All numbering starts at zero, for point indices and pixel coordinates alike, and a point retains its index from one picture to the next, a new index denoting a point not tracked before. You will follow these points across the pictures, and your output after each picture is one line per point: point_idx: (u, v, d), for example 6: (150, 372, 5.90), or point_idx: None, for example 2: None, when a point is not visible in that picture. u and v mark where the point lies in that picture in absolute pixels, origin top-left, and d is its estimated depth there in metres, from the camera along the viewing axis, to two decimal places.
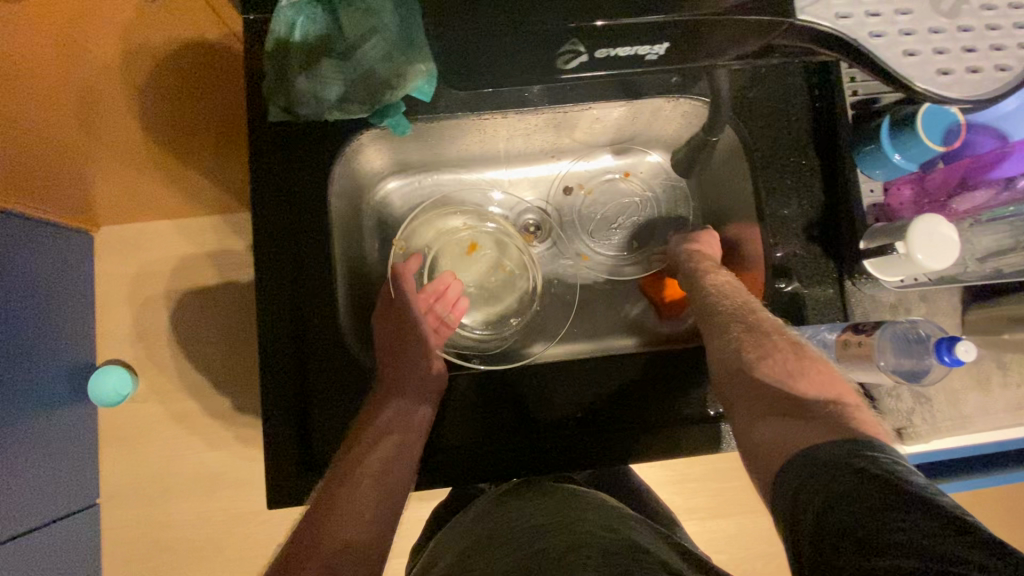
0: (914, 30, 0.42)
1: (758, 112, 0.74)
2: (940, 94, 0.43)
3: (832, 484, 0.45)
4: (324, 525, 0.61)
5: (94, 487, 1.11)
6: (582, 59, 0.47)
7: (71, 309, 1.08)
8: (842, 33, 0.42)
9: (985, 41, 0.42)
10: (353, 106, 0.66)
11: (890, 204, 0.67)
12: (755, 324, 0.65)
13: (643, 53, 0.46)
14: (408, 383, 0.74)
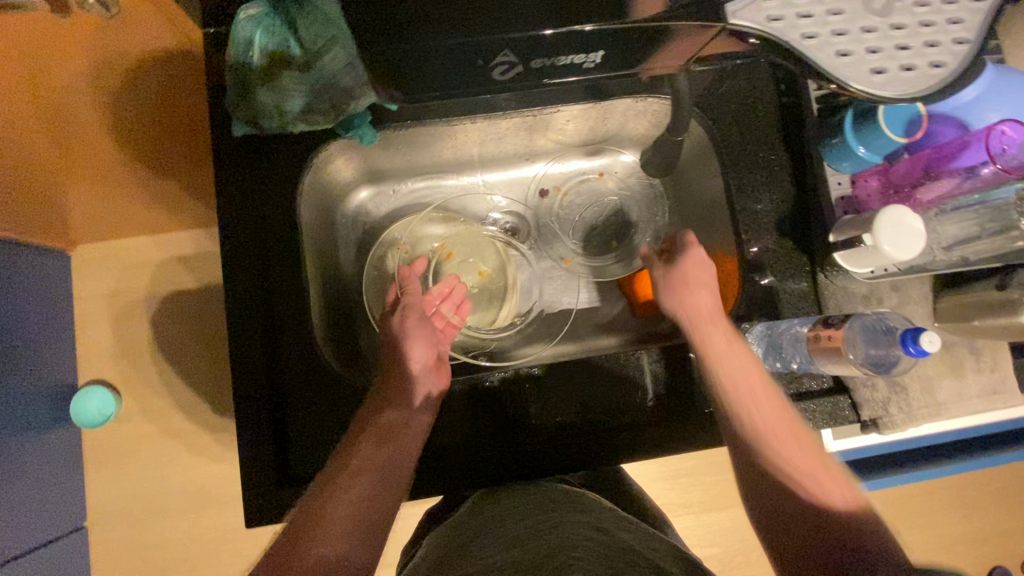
0: (846, 30, 0.40)
1: (726, 109, 0.74)
2: (875, 94, 0.40)
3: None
4: (298, 540, 0.54)
5: (80, 511, 1.09)
6: (517, 71, 0.42)
7: (49, 332, 1.06)
8: (772, 35, 0.40)
9: (919, 38, 0.40)
10: (319, 117, 0.67)
11: (857, 196, 0.69)
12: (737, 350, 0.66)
13: (580, 62, 0.42)
14: (408, 388, 0.69)
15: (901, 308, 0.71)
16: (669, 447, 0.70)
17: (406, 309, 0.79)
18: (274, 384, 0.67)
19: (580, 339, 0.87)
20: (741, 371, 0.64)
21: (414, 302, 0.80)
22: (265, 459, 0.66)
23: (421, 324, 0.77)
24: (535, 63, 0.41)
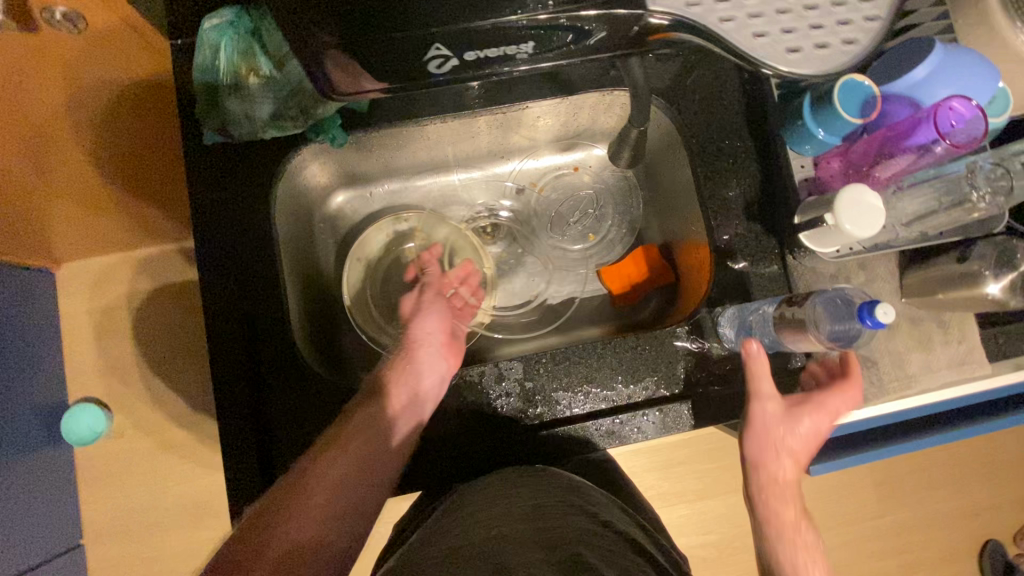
0: (761, 13, 0.41)
1: (691, 99, 0.76)
2: (796, 73, 0.41)
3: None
4: (283, 510, 0.58)
5: (76, 528, 1.09)
6: (454, 63, 0.42)
7: (37, 350, 1.07)
8: (693, 21, 0.40)
9: (832, 17, 0.41)
10: (286, 122, 0.70)
11: (822, 177, 0.70)
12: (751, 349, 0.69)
13: (512, 53, 0.41)
14: (414, 371, 0.72)
15: (869, 285, 0.73)
16: (650, 432, 0.71)
17: (422, 287, 0.84)
18: (255, 390, 0.68)
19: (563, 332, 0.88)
20: (775, 434, 0.65)
21: (433, 285, 0.85)
22: (250, 465, 0.66)
23: (437, 300, 0.82)
24: (466, 54, 0.41)
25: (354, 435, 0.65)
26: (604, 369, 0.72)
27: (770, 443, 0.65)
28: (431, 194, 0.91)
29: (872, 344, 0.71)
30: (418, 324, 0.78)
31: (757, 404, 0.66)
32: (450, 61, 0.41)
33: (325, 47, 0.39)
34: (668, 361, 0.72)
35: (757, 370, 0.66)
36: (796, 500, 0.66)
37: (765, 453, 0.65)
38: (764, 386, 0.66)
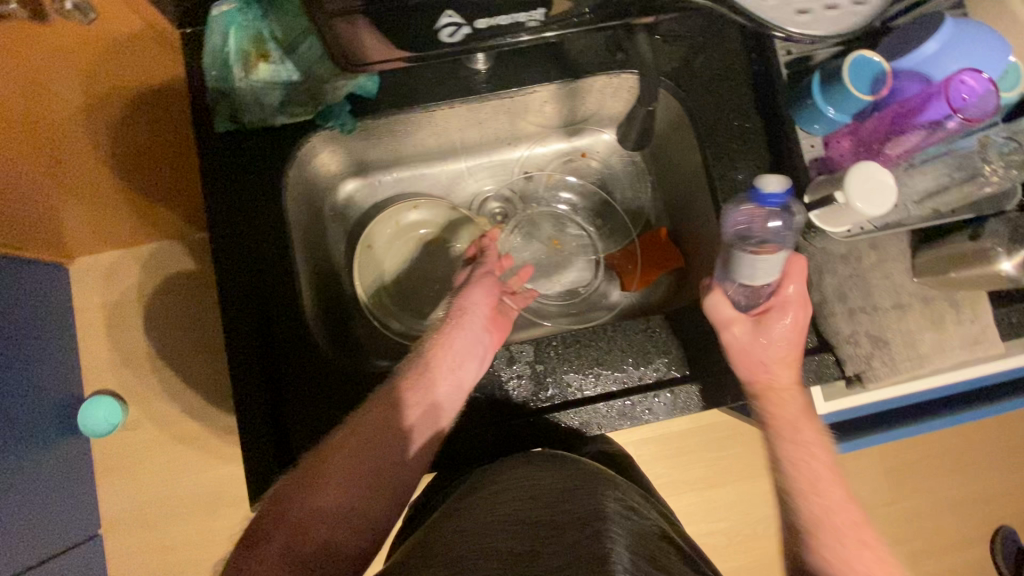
0: None
1: (699, 80, 0.75)
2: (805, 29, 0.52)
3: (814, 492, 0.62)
4: (298, 492, 0.56)
5: (94, 517, 1.11)
6: (466, 31, 0.49)
7: (55, 342, 1.09)
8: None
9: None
10: (295, 109, 0.72)
11: (831, 157, 0.70)
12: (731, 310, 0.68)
13: (524, 21, 0.49)
14: (461, 352, 0.67)
15: (881, 265, 0.72)
16: (661, 414, 0.71)
17: (476, 264, 0.79)
18: (270, 374, 0.69)
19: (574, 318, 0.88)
20: (753, 347, 0.66)
21: (486, 263, 0.79)
22: (265, 449, 0.67)
23: (490, 275, 0.77)
24: (480, 23, 0.48)
25: (399, 410, 0.62)
26: (614, 351, 0.72)
27: (755, 359, 0.66)
28: (440, 181, 0.92)
29: (884, 325, 0.71)
30: (462, 300, 0.73)
31: (724, 328, 0.67)
32: (463, 28, 0.48)
33: (340, 8, 0.44)
34: (678, 343, 0.73)
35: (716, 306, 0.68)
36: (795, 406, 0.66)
37: (755, 372, 0.66)
38: (723, 310, 0.67)
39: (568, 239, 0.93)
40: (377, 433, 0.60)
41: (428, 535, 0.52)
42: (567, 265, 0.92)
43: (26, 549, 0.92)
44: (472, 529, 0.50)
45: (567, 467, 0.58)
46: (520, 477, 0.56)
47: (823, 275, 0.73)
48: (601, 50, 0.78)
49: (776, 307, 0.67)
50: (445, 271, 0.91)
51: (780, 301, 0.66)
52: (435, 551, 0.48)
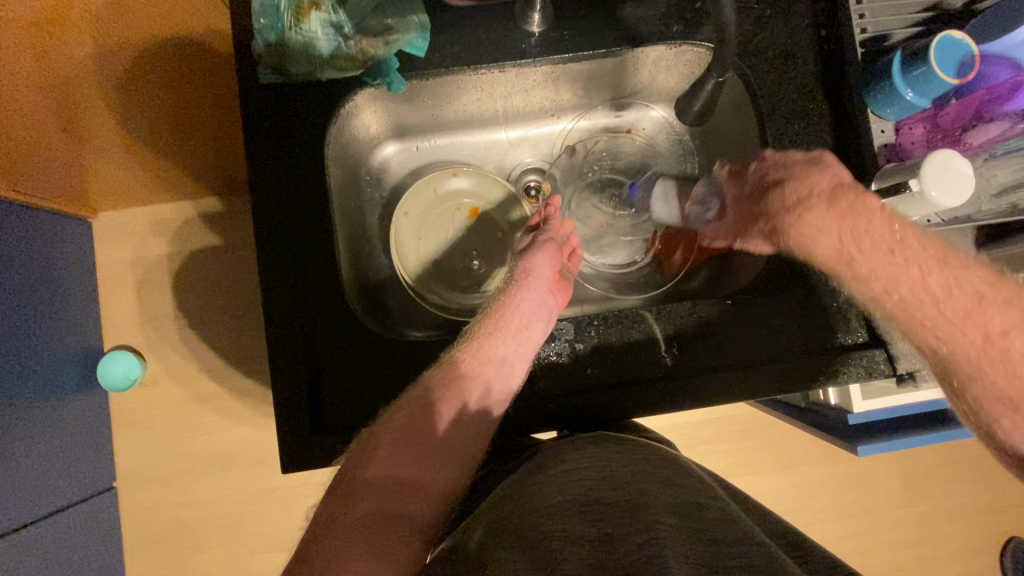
0: None
1: (763, 56, 0.71)
2: None
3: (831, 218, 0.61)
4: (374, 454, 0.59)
5: (109, 471, 1.11)
6: None
7: (75, 295, 1.08)
8: None
9: None
10: (344, 62, 0.70)
11: (902, 143, 0.67)
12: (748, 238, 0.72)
13: None
14: (523, 314, 0.70)
15: None
16: (702, 401, 0.69)
17: (537, 231, 0.80)
18: (304, 339, 0.67)
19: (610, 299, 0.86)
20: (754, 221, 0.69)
21: (548, 231, 0.78)
22: (295, 412, 0.66)
23: (551, 241, 0.77)
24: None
25: (468, 374, 0.66)
26: (657, 335, 0.70)
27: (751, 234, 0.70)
28: (478, 151, 0.88)
29: None
30: (526, 263, 0.75)
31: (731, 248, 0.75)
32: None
33: None
34: (723, 330, 0.71)
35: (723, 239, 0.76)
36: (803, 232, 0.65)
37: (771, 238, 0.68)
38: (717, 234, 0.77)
39: (604, 215, 0.89)
40: (444, 396, 0.64)
41: (493, 519, 0.53)
42: (604, 242, 0.88)
43: (32, 501, 0.92)
44: (541, 514, 0.51)
45: (613, 454, 0.60)
46: (584, 465, 0.57)
47: None
48: (659, 20, 0.74)
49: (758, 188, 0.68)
50: (490, 247, 0.88)
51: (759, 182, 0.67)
52: (508, 538, 0.49)
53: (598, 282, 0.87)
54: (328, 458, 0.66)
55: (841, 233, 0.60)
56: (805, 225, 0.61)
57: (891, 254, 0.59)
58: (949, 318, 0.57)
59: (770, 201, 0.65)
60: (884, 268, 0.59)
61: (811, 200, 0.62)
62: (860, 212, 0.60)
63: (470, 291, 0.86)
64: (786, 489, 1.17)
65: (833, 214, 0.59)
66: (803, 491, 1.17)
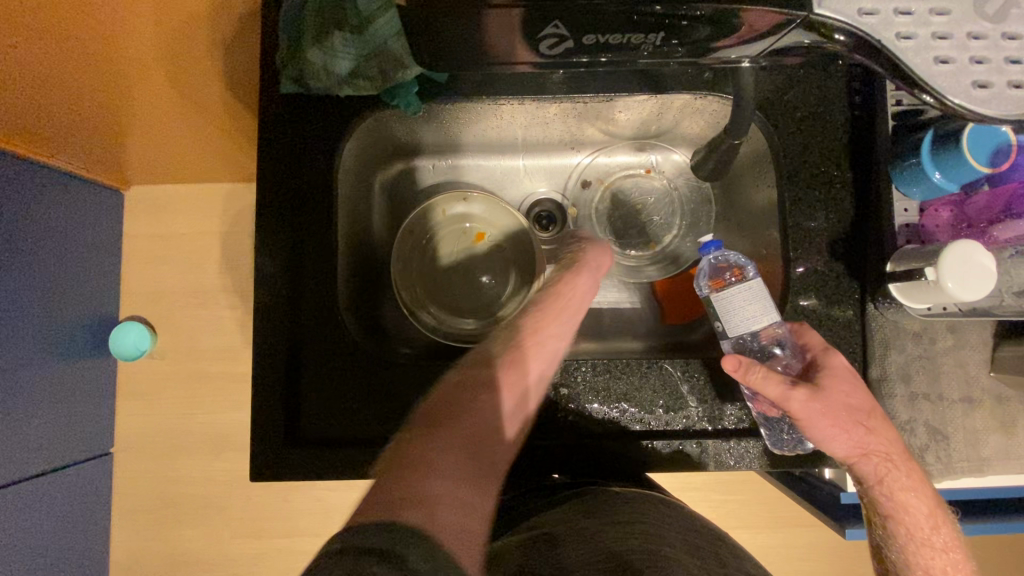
0: (987, 57, 0.39)
1: (791, 115, 0.69)
2: (976, 109, 0.39)
3: (894, 454, 0.60)
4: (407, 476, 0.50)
5: (109, 436, 1.13)
6: (569, 45, 0.41)
7: (102, 263, 1.10)
8: (866, 33, 0.39)
9: (1000, 52, 0.39)
10: (363, 82, 0.66)
11: (925, 225, 0.64)
12: (786, 402, 0.58)
13: (637, 42, 0.41)
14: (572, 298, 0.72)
15: (955, 351, 0.66)
16: (684, 463, 0.68)
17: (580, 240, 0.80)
18: (292, 346, 0.68)
19: (606, 340, 0.84)
20: (829, 404, 0.59)
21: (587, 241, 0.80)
22: (276, 416, 0.67)
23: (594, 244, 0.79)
24: (588, 39, 0.40)
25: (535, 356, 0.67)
26: (646, 391, 0.69)
27: (834, 430, 0.59)
28: (494, 174, 0.88)
29: (946, 418, 0.65)
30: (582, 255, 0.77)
31: (783, 394, 0.58)
32: (566, 43, 0.41)
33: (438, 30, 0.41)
34: (716, 395, 0.69)
35: (756, 378, 0.58)
36: (868, 438, 0.59)
37: (833, 430, 0.59)
38: (769, 391, 0.58)
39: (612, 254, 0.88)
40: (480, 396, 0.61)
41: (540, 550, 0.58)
42: (609, 283, 0.87)
43: (37, 460, 0.95)
44: (592, 562, 0.56)
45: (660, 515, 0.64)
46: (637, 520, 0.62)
47: (888, 350, 0.66)
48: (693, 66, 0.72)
49: (819, 382, 0.60)
50: (496, 262, 0.87)
51: (825, 372, 0.61)
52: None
53: (596, 319, 0.86)
54: (299, 467, 0.66)
55: (890, 452, 0.59)
56: (877, 437, 0.60)
57: (915, 482, 0.59)
58: (935, 535, 0.59)
59: (845, 386, 0.60)
60: (903, 489, 0.59)
61: (884, 427, 0.60)
62: (908, 466, 0.60)
63: (467, 313, 0.85)
64: (778, 550, 1.13)
65: (895, 441, 0.60)
66: (791, 555, 1.13)
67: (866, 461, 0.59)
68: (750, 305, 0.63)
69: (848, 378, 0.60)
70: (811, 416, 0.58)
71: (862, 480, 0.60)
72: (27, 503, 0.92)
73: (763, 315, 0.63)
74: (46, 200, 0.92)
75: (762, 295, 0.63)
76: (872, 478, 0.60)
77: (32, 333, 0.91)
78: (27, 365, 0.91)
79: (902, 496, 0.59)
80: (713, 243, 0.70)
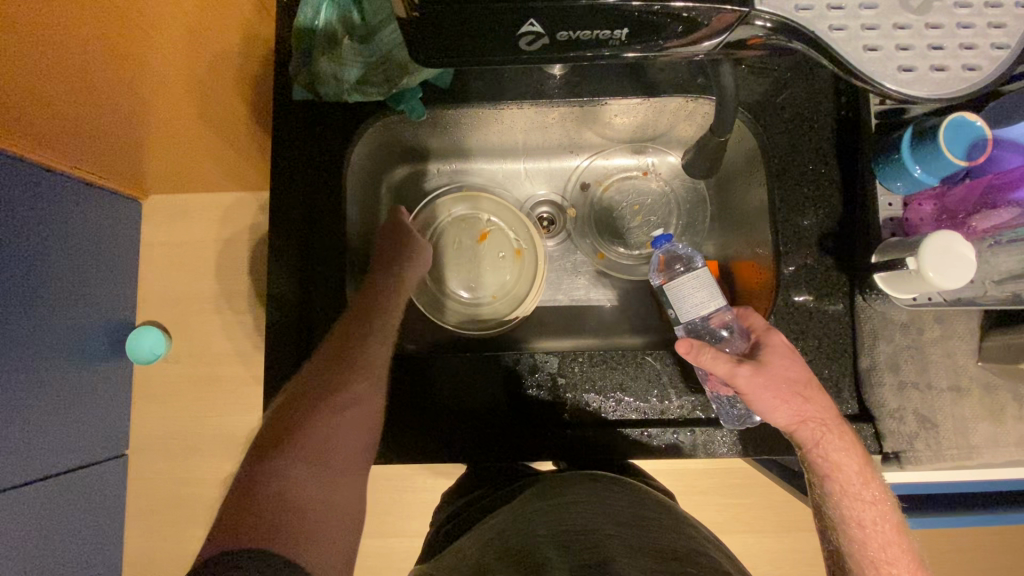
0: (911, 46, 0.43)
1: (779, 117, 0.72)
2: (903, 91, 0.43)
3: (824, 423, 0.61)
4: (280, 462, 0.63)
5: (124, 438, 1.17)
6: (545, 42, 0.43)
7: (119, 270, 1.15)
8: (801, 24, 0.42)
9: (923, 40, 0.43)
10: (369, 89, 0.73)
11: (909, 219, 0.67)
12: (734, 375, 0.60)
13: (605, 38, 0.43)
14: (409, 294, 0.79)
15: (943, 340, 0.68)
16: (676, 450, 0.70)
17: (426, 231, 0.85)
18: (301, 341, 0.72)
19: (605, 337, 0.87)
20: (769, 376, 0.61)
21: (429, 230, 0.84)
22: None
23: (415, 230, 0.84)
24: (560, 35, 0.42)
25: (375, 341, 0.71)
26: (640, 381, 0.72)
27: (775, 401, 0.61)
28: (496, 177, 0.91)
29: (935, 406, 0.67)
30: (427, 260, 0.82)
31: (725, 364, 0.59)
32: (542, 40, 0.43)
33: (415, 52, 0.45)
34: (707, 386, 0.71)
35: (708, 359, 0.59)
36: (803, 407, 0.61)
37: (776, 402, 0.61)
38: (718, 368, 0.59)
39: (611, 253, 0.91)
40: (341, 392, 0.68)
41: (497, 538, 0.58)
42: (608, 281, 0.90)
43: (56, 457, 0.99)
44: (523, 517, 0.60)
45: (603, 483, 0.64)
46: (587, 492, 0.61)
47: (877, 340, 0.68)
48: (683, 71, 0.76)
49: (761, 357, 0.62)
50: (466, 261, 0.90)
51: (767, 349, 0.63)
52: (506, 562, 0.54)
53: (596, 315, 0.89)
54: None
55: (825, 415, 0.62)
56: (812, 405, 0.61)
57: (846, 445, 0.62)
58: (867, 492, 0.61)
59: (780, 357, 0.62)
60: (838, 452, 0.61)
61: (816, 397, 0.62)
62: (838, 429, 0.62)
63: (443, 308, 0.88)
64: (783, 551, 1.13)
65: (828, 407, 0.62)
66: (798, 556, 1.13)
67: (805, 428, 0.61)
68: (698, 292, 0.68)
69: (786, 354, 0.63)
70: (754, 388, 0.61)
71: (801, 446, 0.62)
72: (46, 500, 0.96)
73: (710, 302, 0.68)
74: (68, 209, 0.97)
75: (710, 282, 0.68)
76: (810, 443, 0.61)
77: (52, 334, 0.96)
78: (47, 365, 0.95)
79: (840, 456, 0.61)
80: (662, 238, 0.77)
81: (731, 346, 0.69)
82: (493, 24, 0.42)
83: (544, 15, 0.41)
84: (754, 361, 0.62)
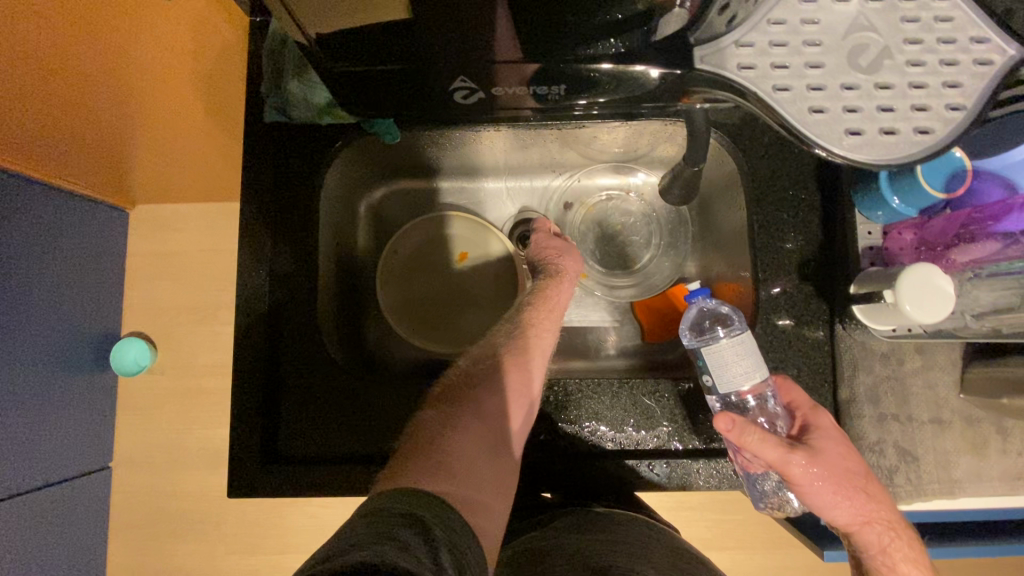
0: (860, 108, 0.45)
1: (759, 141, 0.71)
2: (850, 154, 0.45)
3: (894, 526, 0.57)
4: (426, 454, 0.57)
5: (108, 451, 1.14)
6: (482, 96, 0.49)
7: (105, 281, 1.13)
8: (743, 82, 0.45)
9: (872, 101, 0.45)
10: (340, 112, 0.72)
11: (889, 248, 0.66)
12: (788, 460, 0.56)
13: (541, 92, 0.48)
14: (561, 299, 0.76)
15: (925, 372, 0.67)
16: (651, 481, 0.69)
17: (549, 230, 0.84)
18: (272, 365, 0.71)
19: (587, 359, 0.86)
20: (829, 467, 0.57)
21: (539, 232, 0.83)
22: (254, 433, 0.69)
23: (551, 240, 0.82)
24: (494, 91, 0.48)
25: (545, 318, 0.74)
26: (617, 409, 0.70)
27: (837, 498, 0.56)
28: (477, 196, 0.90)
29: (916, 439, 0.65)
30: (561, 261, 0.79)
31: (785, 453, 0.56)
32: (477, 94, 0.49)
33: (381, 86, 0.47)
34: (687, 415, 0.70)
35: (744, 441, 0.55)
36: (868, 504, 0.57)
37: (838, 502, 0.56)
38: (768, 453, 0.55)
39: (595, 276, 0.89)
40: (490, 391, 0.66)
41: (514, 570, 0.62)
42: (589, 302, 0.88)
43: (40, 472, 0.97)
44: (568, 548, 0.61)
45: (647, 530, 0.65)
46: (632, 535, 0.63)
47: (857, 371, 0.66)
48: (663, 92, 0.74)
49: (813, 443, 0.59)
50: (466, 285, 0.89)
51: (817, 432, 0.60)
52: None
53: (578, 336, 0.87)
54: (276, 485, 0.68)
55: (892, 521, 0.57)
56: (887, 509, 0.58)
57: (914, 553, 0.57)
58: None
59: (839, 446, 0.59)
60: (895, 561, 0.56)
61: (885, 501, 0.58)
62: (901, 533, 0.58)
63: (430, 338, 0.87)
64: (774, 570, 1.12)
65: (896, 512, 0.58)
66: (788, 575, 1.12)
67: (869, 530, 0.57)
68: (742, 362, 0.61)
69: (839, 439, 0.59)
70: (813, 484, 0.56)
71: (862, 549, 0.58)
72: (30, 516, 0.94)
73: (754, 372, 0.61)
74: (54, 221, 0.96)
75: (754, 350, 0.62)
76: (875, 547, 0.57)
77: (39, 348, 0.94)
78: (33, 380, 0.93)
79: (907, 570, 0.56)
80: (700, 291, 0.70)
81: (769, 422, 0.65)
82: (436, 76, 0.47)
83: (475, 78, 0.47)
84: (805, 446, 0.58)
